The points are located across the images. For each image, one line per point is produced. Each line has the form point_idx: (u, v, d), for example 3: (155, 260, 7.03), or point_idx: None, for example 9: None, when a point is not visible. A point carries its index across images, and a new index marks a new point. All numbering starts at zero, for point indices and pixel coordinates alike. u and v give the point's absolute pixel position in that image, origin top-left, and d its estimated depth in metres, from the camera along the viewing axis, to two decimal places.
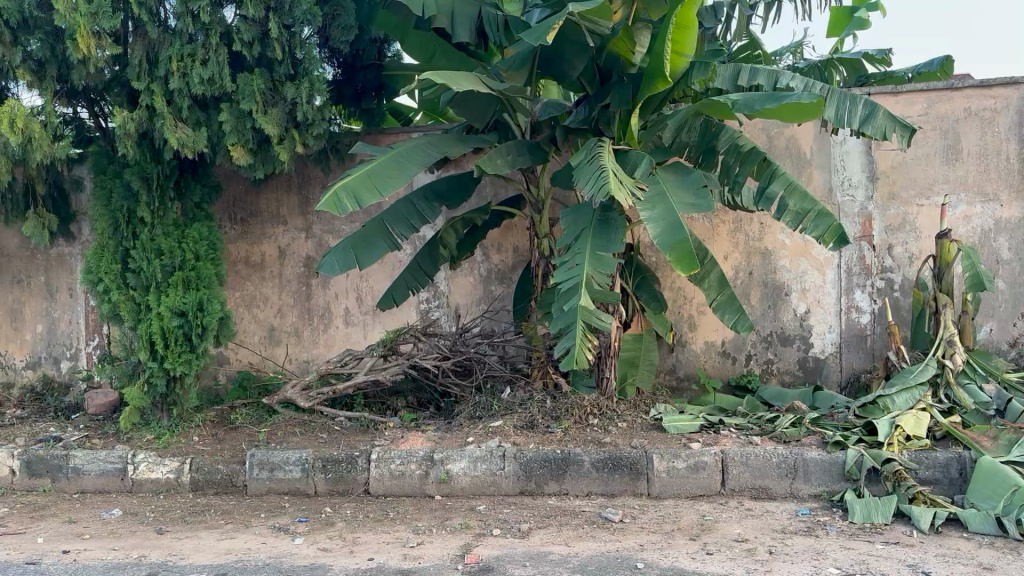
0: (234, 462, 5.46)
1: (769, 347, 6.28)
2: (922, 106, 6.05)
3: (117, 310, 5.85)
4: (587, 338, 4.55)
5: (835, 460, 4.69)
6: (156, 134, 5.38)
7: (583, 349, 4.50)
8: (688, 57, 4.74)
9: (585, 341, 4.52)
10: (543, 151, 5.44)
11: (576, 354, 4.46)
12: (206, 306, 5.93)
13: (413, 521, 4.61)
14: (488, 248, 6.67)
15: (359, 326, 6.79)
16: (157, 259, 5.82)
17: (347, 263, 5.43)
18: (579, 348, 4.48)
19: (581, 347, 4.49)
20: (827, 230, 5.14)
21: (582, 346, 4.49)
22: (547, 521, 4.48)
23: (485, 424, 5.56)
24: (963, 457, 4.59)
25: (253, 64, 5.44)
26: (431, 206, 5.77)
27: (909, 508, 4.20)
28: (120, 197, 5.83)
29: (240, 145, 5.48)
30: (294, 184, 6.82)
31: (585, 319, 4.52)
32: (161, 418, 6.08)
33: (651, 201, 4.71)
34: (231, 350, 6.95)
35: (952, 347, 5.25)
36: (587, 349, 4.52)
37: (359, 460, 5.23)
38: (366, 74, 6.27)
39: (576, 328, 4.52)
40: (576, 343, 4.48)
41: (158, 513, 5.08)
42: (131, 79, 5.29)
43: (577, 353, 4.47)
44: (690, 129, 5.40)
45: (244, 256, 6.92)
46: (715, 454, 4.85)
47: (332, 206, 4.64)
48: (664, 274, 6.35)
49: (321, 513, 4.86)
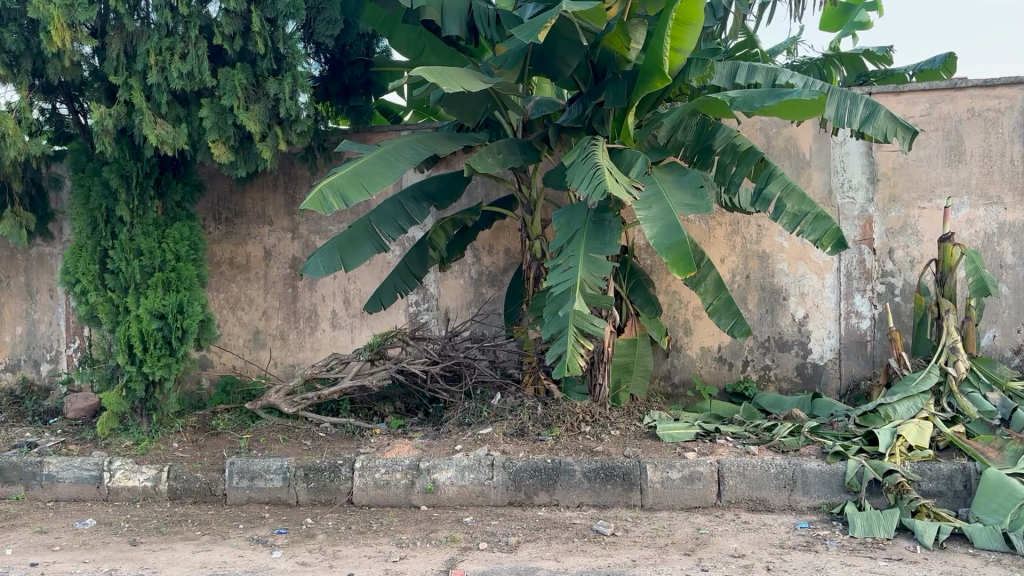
0: (214, 470, 5.27)
1: (767, 352, 6.12)
2: (925, 107, 5.90)
3: (95, 312, 5.66)
4: (580, 343, 4.38)
5: (835, 471, 4.53)
6: (134, 130, 5.20)
7: (575, 355, 4.34)
8: (685, 53, 4.57)
9: (578, 347, 4.35)
10: (535, 151, 5.28)
11: (568, 361, 4.30)
12: (187, 308, 5.74)
13: (397, 533, 4.43)
14: (479, 250, 6.50)
15: (346, 329, 6.62)
16: (136, 260, 5.64)
17: (333, 265, 5.26)
18: (571, 354, 4.32)
19: (573, 353, 4.32)
20: (825, 234, 4.95)
21: (574, 353, 4.33)
22: (536, 534, 4.31)
23: (474, 431, 5.38)
24: (968, 469, 4.41)
25: (235, 59, 5.27)
26: (420, 206, 5.57)
27: (912, 523, 4.03)
28: (98, 196, 5.64)
29: (221, 142, 5.30)
30: (281, 184, 6.65)
31: (577, 324, 4.34)
32: (141, 423, 5.89)
33: (647, 200, 4.53)
34: (215, 353, 6.77)
35: (954, 354, 5.09)
36: (579, 356, 4.36)
37: (342, 468, 5.05)
38: (353, 70, 6.09)
39: (569, 333, 4.35)
40: (568, 349, 4.32)
41: (133, 523, 4.90)
42: (109, 74, 5.11)
43: (569, 359, 4.31)
44: (686, 128, 5.24)
45: (229, 257, 6.74)
46: (711, 464, 4.68)
47: (318, 205, 4.47)
48: (659, 277, 6.19)
49: (302, 525, 4.68)
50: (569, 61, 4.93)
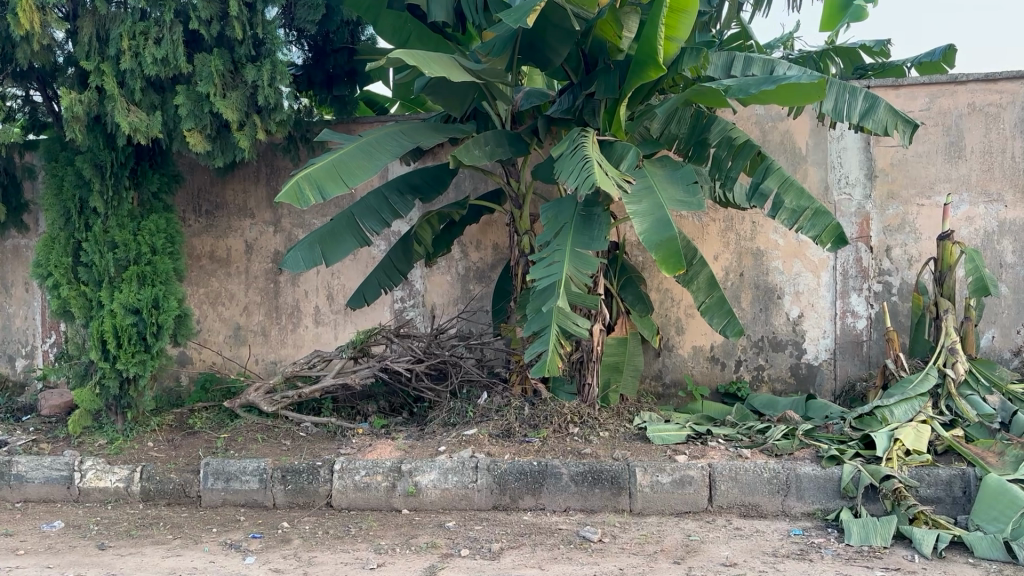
0: (188, 471, 5.08)
1: (760, 352, 5.97)
2: (924, 101, 5.76)
3: (67, 306, 5.48)
4: (561, 343, 4.22)
5: (830, 476, 4.38)
6: (108, 118, 5.01)
7: (555, 356, 4.18)
8: (679, 42, 4.39)
9: (559, 347, 4.20)
10: (524, 143, 5.10)
11: (548, 361, 4.15)
12: (162, 303, 5.55)
13: (376, 539, 4.26)
14: (466, 245, 6.33)
15: (330, 326, 6.44)
16: (110, 253, 5.45)
17: (312, 258, 5.11)
18: (551, 354, 4.16)
19: (554, 352, 4.16)
20: (824, 230, 4.83)
21: (554, 353, 4.17)
22: (520, 541, 4.14)
23: (458, 432, 5.22)
24: (967, 474, 4.27)
25: (211, 44, 5.09)
26: (404, 199, 5.38)
27: (910, 531, 3.87)
28: (71, 185, 5.44)
29: (197, 131, 5.12)
30: (263, 175, 6.46)
31: (559, 323, 4.19)
32: (115, 422, 5.71)
33: (638, 195, 4.36)
34: (194, 349, 6.58)
35: (953, 356, 4.95)
36: (560, 356, 4.20)
37: (321, 470, 4.87)
38: (336, 58, 5.94)
39: (550, 332, 4.19)
40: (549, 349, 4.16)
41: (103, 526, 4.70)
42: (80, 59, 4.93)
43: (549, 359, 4.15)
44: (681, 120, 5.07)
45: (209, 251, 6.55)
46: (702, 468, 4.52)
47: (293, 197, 4.31)
48: (651, 274, 6.02)
49: (278, 529, 4.50)
50: (559, 49, 4.76)
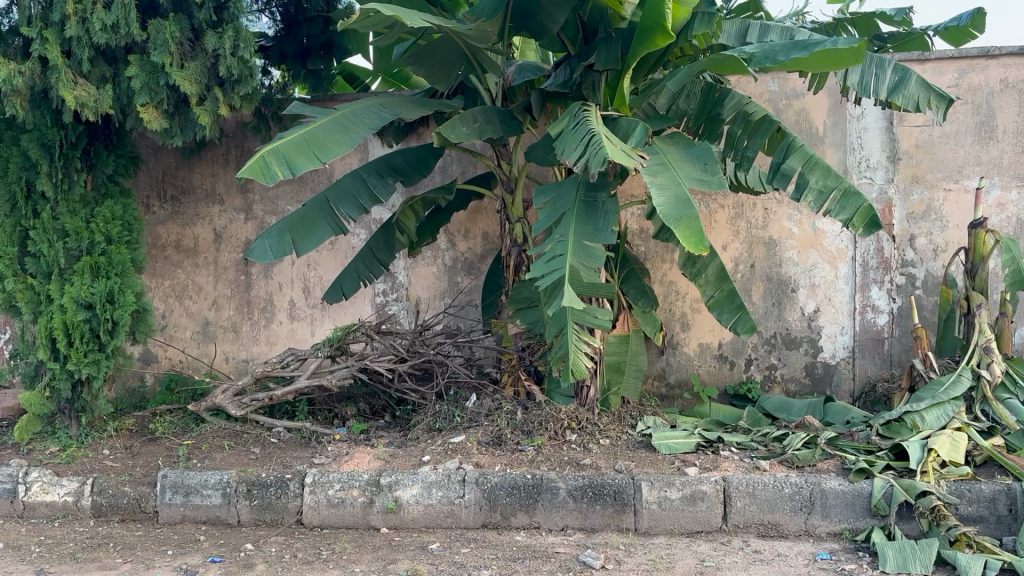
0: (144, 483, 4.59)
1: (772, 350, 5.51)
2: (953, 77, 5.30)
3: (13, 301, 4.93)
4: (581, 342, 3.91)
5: (859, 492, 3.93)
6: (52, 92, 4.49)
7: (579, 358, 3.83)
8: (689, 4, 3.91)
9: (580, 346, 3.88)
10: (517, 121, 4.57)
11: (573, 363, 3.79)
12: (118, 297, 5.03)
13: (349, 564, 3.77)
14: (454, 234, 5.84)
15: (306, 321, 5.94)
16: (60, 242, 4.93)
17: (282, 249, 4.63)
18: (574, 355, 3.83)
19: (576, 353, 3.85)
20: (855, 214, 4.34)
21: (577, 353, 3.84)
22: (512, 568, 3.66)
23: (444, 439, 4.74)
24: (1013, 490, 3.83)
25: (168, 10, 4.56)
26: (384, 181, 4.85)
27: (954, 556, 3.42)
28: (17, 167, 4.89)
29: (152, 107, 4.59)
30: (232, 157, 5.95)
31: (578, 320, 3.91)
32: (69, 427, 5.21)
33: (651, 170, 3.88)
34: (159, 346, 6.07)
35: (987, 355, 4.50)
36: (583, 354, 3.87)
37: (291, 484, 4.38)
38: (310, 28, 5.44)
39: (569, 331, 3.87)
40: (570, 349, 3.83)
41: (45, 547, 4.20)
42: (20, 26, 4.39)
43: (574, 361, 3.80)
44: (689, 95, 4.56)
45: (175, 240, 6.03)
46: (716, 482, 4.06)
47: (259, 173, 3.81)
48: (653, 265, 5.56)
49: (240, 552, 4.01)
50: (555, 15, 4.22)
